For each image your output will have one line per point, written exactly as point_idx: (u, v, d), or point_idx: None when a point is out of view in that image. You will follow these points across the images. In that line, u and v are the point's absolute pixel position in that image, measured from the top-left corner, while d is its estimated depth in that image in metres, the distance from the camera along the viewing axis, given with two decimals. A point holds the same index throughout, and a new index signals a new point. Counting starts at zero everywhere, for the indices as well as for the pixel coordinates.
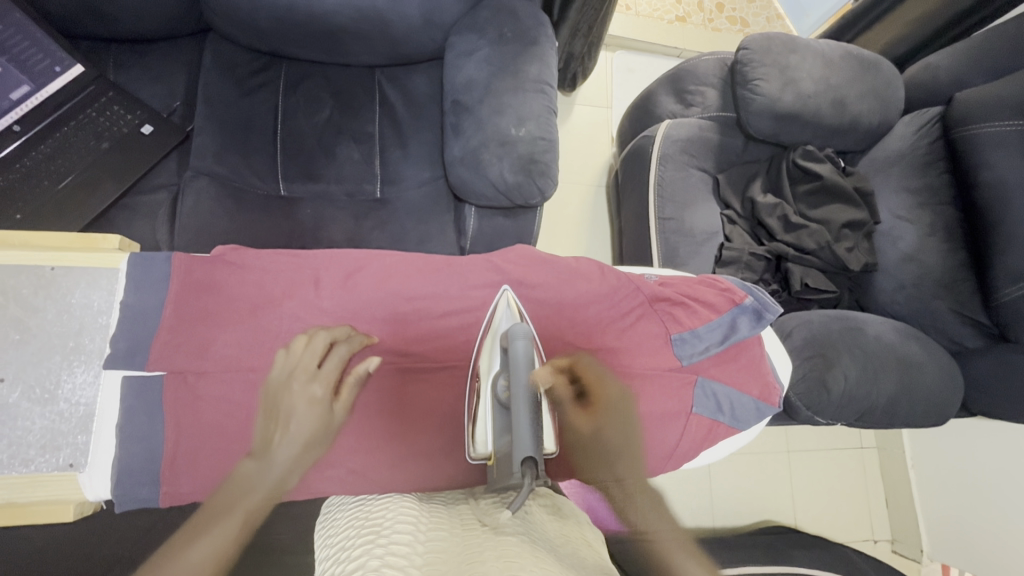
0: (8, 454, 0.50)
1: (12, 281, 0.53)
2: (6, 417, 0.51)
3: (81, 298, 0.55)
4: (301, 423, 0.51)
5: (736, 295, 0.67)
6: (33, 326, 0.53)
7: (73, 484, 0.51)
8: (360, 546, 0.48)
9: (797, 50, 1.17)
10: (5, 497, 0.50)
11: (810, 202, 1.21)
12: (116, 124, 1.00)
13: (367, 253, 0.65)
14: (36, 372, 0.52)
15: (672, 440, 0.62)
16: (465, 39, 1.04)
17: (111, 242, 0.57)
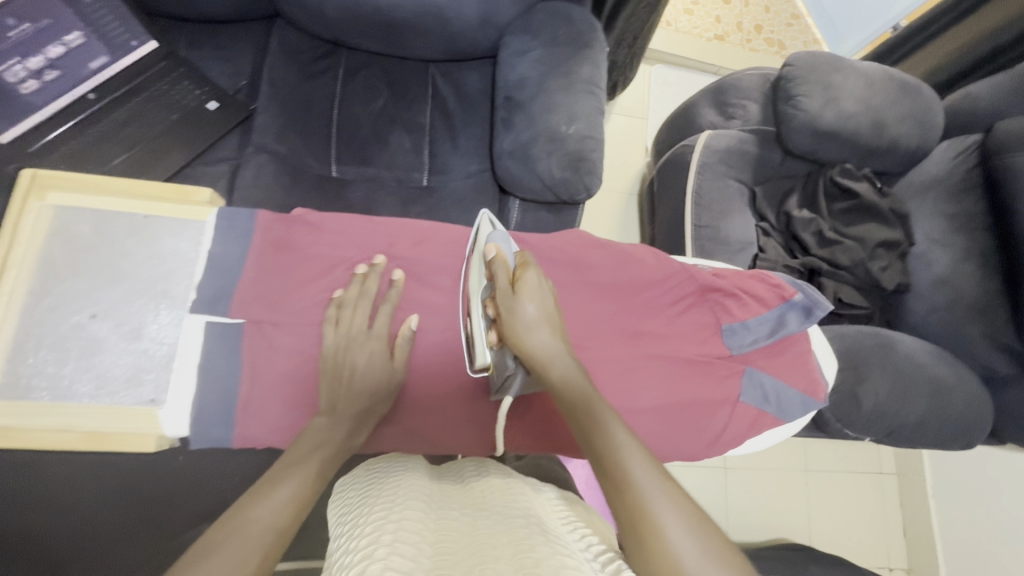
0: (96, 385, 0.53)
1: (110, 224, 0.57)
2: (98, 351, 0.54)
3: (171, 245, 0.58)
4: (359, 392, 0.56)
5: (785, 291, 0.68)
6: (127, 267, 0.56)
7: (152, 419, 0.53)
8: (369, 526, 0.48)
9: (842, 69, 1.19)
10: (94, 425, 0.52)
11: (845, 220, 1.22)
12: (185, 98, 1.05)
13: (432, 226, 0.69)
14: (127, 310, 0.55)
15: (718, 427, 0.63)
16: (518, 40, 1.07)
17: (202, 195, 0.62)
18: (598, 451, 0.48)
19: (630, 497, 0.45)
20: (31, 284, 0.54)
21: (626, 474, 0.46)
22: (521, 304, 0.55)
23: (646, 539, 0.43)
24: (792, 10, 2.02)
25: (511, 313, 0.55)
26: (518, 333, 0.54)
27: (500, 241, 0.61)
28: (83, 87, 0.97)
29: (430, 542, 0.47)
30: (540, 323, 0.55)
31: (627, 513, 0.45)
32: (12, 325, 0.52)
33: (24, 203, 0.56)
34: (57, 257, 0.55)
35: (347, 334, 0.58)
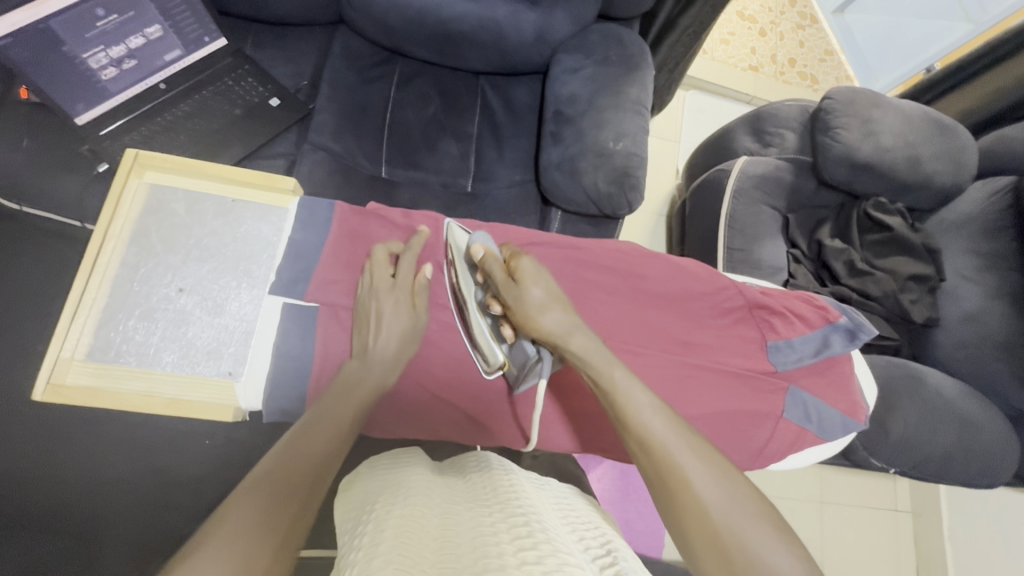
0: (181, 354, 0.57)
1: (202, 206, 0.63)
2: (184, 323, 0.59)
3: (254, 228, 0.64)
4: (350, 401, 0.58)
5: (830, 314, 0.70)
6: (215, 248, 0.62)
7: (229, 390, 0.58)
8: (370, 528, 0.51)
9: (881, 105, 1.22)
10: (173, 393, 0.56)
11: (876, 252, 1.23)
12: (250, 94, 1.11)
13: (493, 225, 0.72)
14: (212, 286, 0.60)
15: (761, 440, 0.65)
16: (571, 58, 1.12)
17: (287, 184, 0.66)
18: (618, 413, 0.55)
19: (654, 452, 0.52)
20: (126, 257, 0.59)
21: (647, 430, 0.53)
22: (527, 290, 0.59)
23: (673, 486, 0.51)
24: (825, 46, 2.06)
25: (521, 301, 0.59)
26: (533, 319, 0.59)
27: (484, 241, 0.65)
28: (156, 78, 1.03)
29: (429, 543, 0.49)
30: (549, 305, 0.59)
31: (655, 470, 0.52)
32: (105, 292, 0.57)
33: (124, 179, 0.61)
34: (152, 234, 0.60)
35: (374, 288, 0.62)
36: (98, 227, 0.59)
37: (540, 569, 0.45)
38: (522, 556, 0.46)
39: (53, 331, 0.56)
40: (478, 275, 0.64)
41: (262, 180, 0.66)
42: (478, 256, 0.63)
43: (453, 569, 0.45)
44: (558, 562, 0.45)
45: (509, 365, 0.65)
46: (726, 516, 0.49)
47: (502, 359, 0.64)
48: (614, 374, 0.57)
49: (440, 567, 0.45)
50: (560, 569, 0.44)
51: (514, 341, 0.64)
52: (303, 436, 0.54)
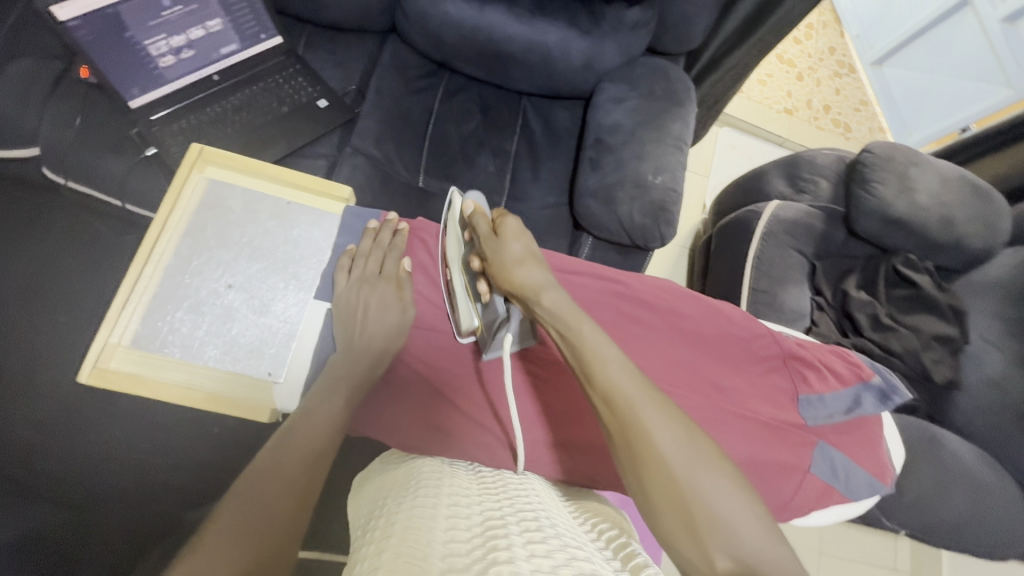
0: (224, 351, 0.64)
1: (260, 205, 0.71)
2: (229, 319, 0.66)
3: (304, 232, 0.72)
4: (333, 402, 0.60)
5: (863, 372, 0.72)
6: (267, 250, 0.70)
7: (266, 388, 0.64)
8: (381, 524, 0.50)
9: (918, 163, 1.23)
10: (211, 388, 0.63)
11: (901, 307, 1.22)
12: (298, 93, 1.12)
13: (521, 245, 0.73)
14: (259, 287, 0.68)
15: (787, 494, 0.64)
16: (616, 88, 1.13)
17: (341, 193, 0.75)
18: (585, 363, 0.52)
19: (618, 406, 0.49)
20: (179, 249, 0.67)
21: (613, 383, 0.49)
22: (504, 243, 0.59)
23: (636, 440, 0.47)
24: (861, 96, 2.08)
25: (496, 251, 0.59)
26: (503, 269, 0.58)
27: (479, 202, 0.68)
28: (210, 69, 1.05)
29: (441, 530, 0.48)
30: (524, 258, 0.58)
31: (619, 428, 0.48)
32: (157, 281, 0.65)
33: (189, 173, 0.70)
34: (206, 229, 0.68)
35: (358, 281, 0.68)
36: (158, 219, 0.67)
37: (549, 564, 0.44)
38: (530, 549, 0.45)
39: (104, 317, 0.63)
40: (466, 233, 0.66)
41: (319, 186, 0.75)
42: (467, 212, 0.65)
43: (462, 556, 0.44)
44: (566, 558, 0.45)
45: (483, 328, 0.65)
46: (691, 473, 0.45)
47: (476, 323, 0.65)
48: (582, 327, 0.54)
49: (451, 553, 0.45)
50: (569, 564, 0.43)
51: (487, 297, 0.64)
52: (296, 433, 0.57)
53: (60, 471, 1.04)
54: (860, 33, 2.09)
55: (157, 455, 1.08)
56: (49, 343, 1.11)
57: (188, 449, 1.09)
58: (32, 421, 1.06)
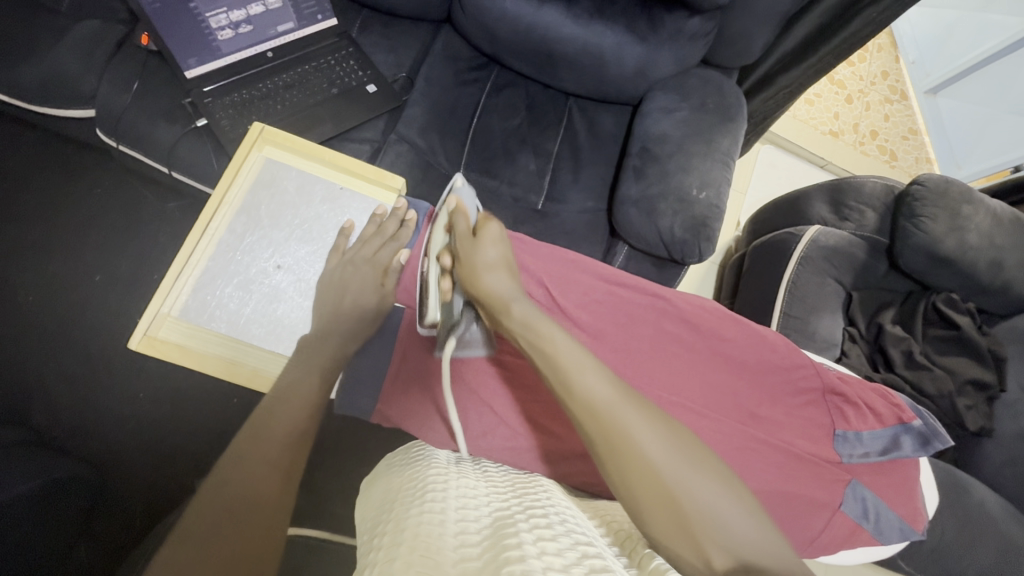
0: (270, 329, 0.66)
1: (314, 188, 0.72)
2: (276, 299, 0.67)
3: (354, 218, 0.73)
4: (311, 381, 0.61)
5: (904, 414, 0.70)
6: (318, 233, 0.71)
7: None
8: (390, 533, 0.48)
9: (971, 201, 1.19)
10: (254, 365, 0.64)
11: (938, 347, 1.19)
12: (348, 77, 1.11)
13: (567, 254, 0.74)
14: (307, 269, 0.69)
15: (815, 530, 0.63)
16: (667, 97, 1.12)
17: (395, 183, 0.75)
18: (563, 378, 0.49)
19: (601, 422, 0.46)
20: (233, 226, 0.68)
21: (593, 395, 0.47)
22: (480, 248, 0.60)
23: (622, 450, 0.45)
24: (910, 124, 2.01)
25: (471, 255, 0.61)
26: (474, 274, 0.60)
27: (465, 196, 0.70)
28: (265, 45, 1.05)
29: (450, 536, 0.46)
30: (496, 266, 0.60)
31: (603, 435, 0.46)
32: (209, 255, 0.66)
33: (248, 150, 0.71)
34: (261, 208, 0.69)
35: (347, 262, 0.68)
36: (214, 195, 0.68)
37: (561, 561, 0.42)
38: (540, 546, 0.44)
39: (158, 286, 0.65)
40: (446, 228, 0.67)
41: (373, 173, 0.75)
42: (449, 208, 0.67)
43: (473, 561, 0.43)
44: (578, 555, 0.44)
45: (442, 323, 0.66)
46: (683, 479, 0.45)
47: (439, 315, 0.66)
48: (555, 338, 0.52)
49: (462, 561, 0.43)
50: (581, 562, 0.42)
51: (448, 296, 0.64)
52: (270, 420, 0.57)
53: (87, 426, 1.07)
54: (916, 60, 2.02)
55: (177, 420, 1.10)
56: (86, 300, 1.13)
57: (207, 418, 1.11)
58: (66, 376, 1.09)
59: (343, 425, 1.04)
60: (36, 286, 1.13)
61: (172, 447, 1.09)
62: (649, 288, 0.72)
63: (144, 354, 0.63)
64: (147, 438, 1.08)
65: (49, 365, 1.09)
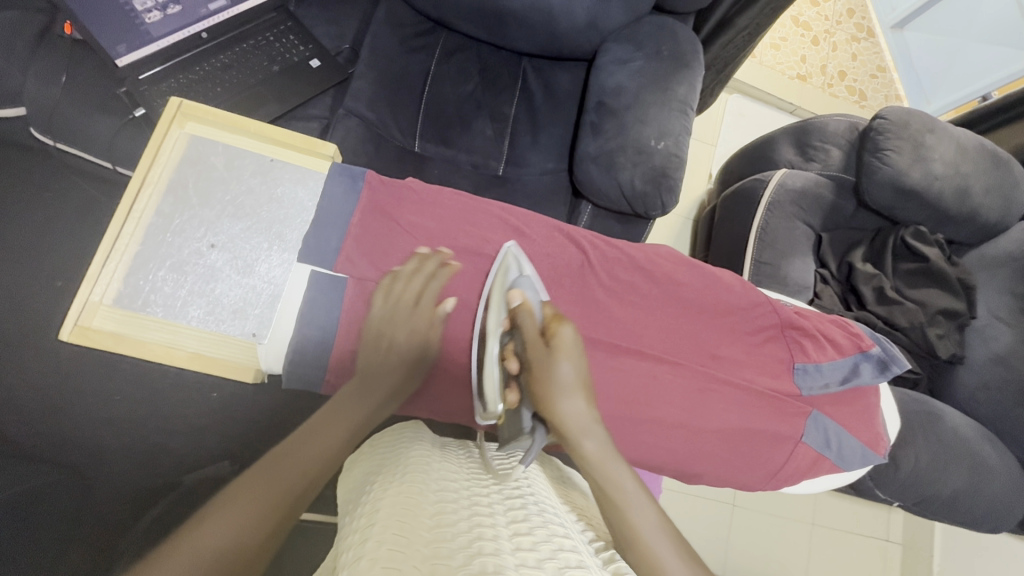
0: (209, 312, 0.64)
1: (244, 163, 0.70)
2: (212, 279, 0.65)
3: (289, 190, 0.70)
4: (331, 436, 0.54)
5: (862, 343, 0.71)
6: (251, 210, 0.68)
7: (253, 350, 0.65)
8: (368, 510, 0.49)
9: (934, 131, 1.18)
10: (196, 347, 0.63)
11: (908, 281, 1.19)
12: (289, 52, 1.06)
13: (510, 209, 0.72)
14: (242, 247, 0.67)
15: (779, 461, 0.66)
16: (621, 48, 1.08)
17: (328, 150, 0.74)
18: (623, 531, 0.51)
19: None
20: (161, 207, 0.66)
21: (656, 556, 0.49)
22: (558, 365, 0.57)
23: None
24: (878, 62, 1.98)
25: (545, 375, 0.57)
26: (548, 400, 0.57)
27: (527, 287, 0.62)
28: (198, 26, 0.99)
29: (427, 517, 0.48)
30: (574, 390, 0.57)
31: None
32: (138, 240, 0.64)
33: (167, 127, 0.69)
34: (188, 186, 0.67)
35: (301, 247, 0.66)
36: (137, 176, 0.66)
37: (534, 557, 0.45)
38: (516, 542, 0.46)
39: (86, 273, 0.63)
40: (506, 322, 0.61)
41: (304, 142, 0.74)
42: (512, 302, 0.60)
43: (448, 543, 0.44)
44: (552, 548, 0.46)
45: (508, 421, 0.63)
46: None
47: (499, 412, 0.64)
48: (626, 488, 0.53)
49: (436, 542, 0.44)
50: (555, 556, 0.44)
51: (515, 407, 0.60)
52: (316, 426, 0.55)
53: (58, 432, 1.05)
54: None
55: (152, 421, 1.08)
56: (44, 306, 1.10)
57: (184, 414, 1.10)
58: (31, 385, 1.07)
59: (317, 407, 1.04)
60: None
61: (154, 444, 1.08)
62: (586, 238, 0.70)
63: (80, 345, 0.62)
64: (123, 439, 1.07)
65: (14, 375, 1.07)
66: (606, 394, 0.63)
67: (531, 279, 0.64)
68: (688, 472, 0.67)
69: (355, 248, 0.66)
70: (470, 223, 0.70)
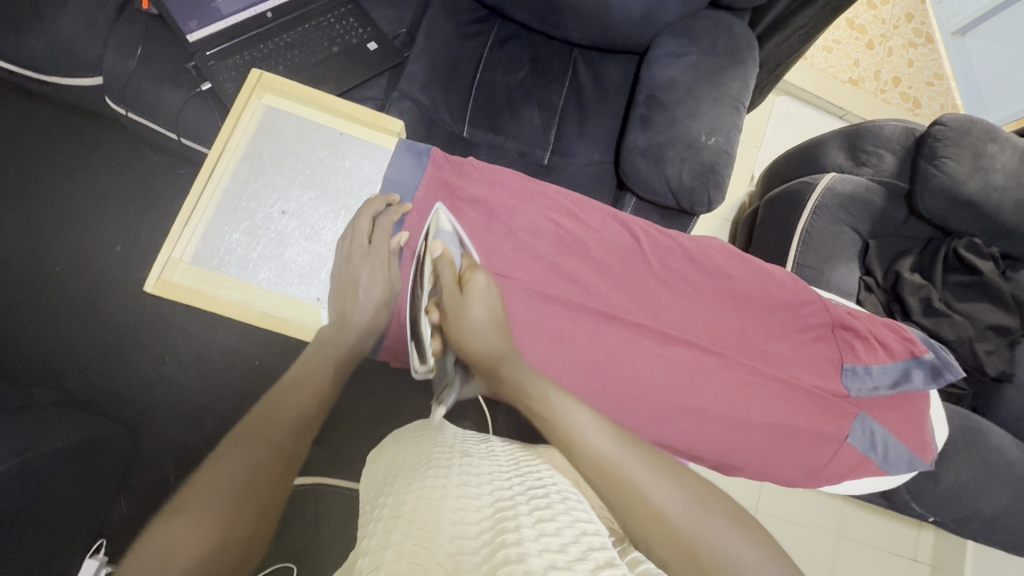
0: (279, 275, 0.68)
1: (317, 135, 0.73)
2: (282, 244, 0.69)
3: (356, 164, 0.73)
4: (312, 381, 0.58)
5: (917, 348, 0.69)
6: (321, 181, 0.72)
7: (315, 313, 0.67)
8: (390, 503, 0.50)
9: (997, 139, 1.14)
10: (265, 308, 0.66)
11: (958, 294, 1.16)
12: (349, 34, 1.08)
13: (564, 192, 0.72)
14: (311, 215, 0.70)
15: (821, 461, 0.66)
16: (675, 42, 1.08)
17: (394, 126, 0.75)
18: (562, 436, 0.51)
19: (607, 471, 0.48)
20: (238, 173, 0.70)
21: (597, 449, 0.50)
22: (469, 307, 0.58)
23: (633, 505, 0.46)
24: (936, 69, 1.91)
25: (458, 315, 0.59)
26: (461, 338, 0.59)
27: (448, 239, 0.64)
28: (264, 6, 1.03)
29: (450, 512, 0.48)
30: (489, 324, 0.58)
31: (609, 491, 0.47)
32: (217, 202, 0.68)
33: (247, 97, 0.72)
34: (263, 155, 0.71)
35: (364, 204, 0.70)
36: (217, 141, 0.70)
37: (559, 540, 0.45)
38: (539, 527, 0.46)
39: (169, 233, 0.67)
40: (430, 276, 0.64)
41: (371, 116, 0.75)
42: (432, 254, 0.62)
43: (470, 540, 0.44)
44: (576, 533, 0.46)
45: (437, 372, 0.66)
46: (695, 529, 0.47)
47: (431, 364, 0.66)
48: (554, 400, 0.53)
49: (459, 539, 0.44)
50: (578, 541, 0.45)
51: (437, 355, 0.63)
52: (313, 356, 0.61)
53: (117, 387, 1.11)
54: None
55: (199, 387, 1.13)
56: (106, 268, 1.15)
57: (229, 379, 1.14)
58: (90, 343, 1.12)
59: (355, 382, 1.05)
60: (56, 259, 1.15)
61: (198, 407, 1.13)
62: (636, 228, 0.71)
63: (161, 297, 0.66)
64: (173, 399, 1.12)
65: (75, 333, 1.12)
66: (658, 384, 0.64)
67: (452, 234, 0.66)
68: (728, 463, 0.66)
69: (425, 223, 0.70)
70: (524, 203, 0.70)
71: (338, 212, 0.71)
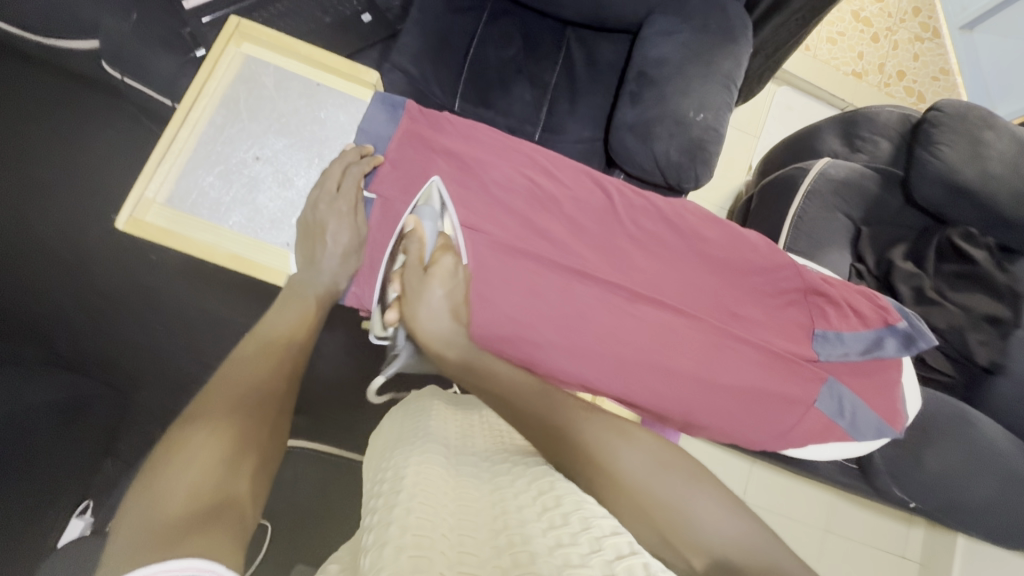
0: (250, 218, 0.69)
1: (294, 85, 0.74)
2: (255, 189, 0.70)
3: (333, 116, 0.74)
4: (290, 315, 0.61)
5: (890, 317, 0.70)
6: (295, 129, 0.73)
7: (285, 257, 0.68)
8: (390, 478, 0.48)
9: (993, 127, 1.13)
10: (235, 249, 0.67)
11: (952, 283, 1.15)
12: (342, 5, 1.09)
13: (540, 151, 0.73)
14: (285, 161, 0.71)
15: (787, 423, 0.66)
16: (667, 20, 1.07)
17: (370, 78, 0.76)
18: (513, 408, 0.55)
19: (560, 441, 0.53)
20: (214, 118, 0.71)
21: (550, 423, 0.54)
22: (429, 287, 0.58)
23: (590, 462, 0.51)
24: (942, 63, 1.88)
25: (416, 297, 0.58)
26: (415, 320, 0.58)
27: (426, 216, 0.64)
28: None
29: (452, 500, 0.46)
30: (445, 303, 0.59)
31: (565, 455, 0.52)
32: (192, 145, 0.69)
33: (224, 45, 0.73)
34: (240, 101, 0.72)
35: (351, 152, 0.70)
36: (193, 86, 0.71)
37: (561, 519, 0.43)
38: (539, 501, 0.46)
39: (143, 170, 0.68)
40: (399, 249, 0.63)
41: (348, 69, 0.75)
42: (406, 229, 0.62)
43: (474, 529, 0.43)
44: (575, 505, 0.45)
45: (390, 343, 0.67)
46: (651, 487, 0.52)
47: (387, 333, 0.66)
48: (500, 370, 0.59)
49: (462, 529, 0.42)
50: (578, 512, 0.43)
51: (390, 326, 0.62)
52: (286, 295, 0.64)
53: (107, 351, 1.13)
54: None
55: (189, 354, 1.15)
56: (101, 234, 1.17)
57: (218, 346, 1.16)
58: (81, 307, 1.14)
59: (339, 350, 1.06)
60: (49, 223, 1.16)
61: (188, 374, 1.14)
62: (611, 188, 0.72)
63: (133, 236, 0.66)
64: (164, 364, 1.14)
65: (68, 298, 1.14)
66: (626, 340, 0.65)
67: (434, 208, 0.65)
68: (693, 423, 0.66)
69: (398, 173, 0.71)
70: (500, 159, 0.71)
71: (312, 161, 0.72)
